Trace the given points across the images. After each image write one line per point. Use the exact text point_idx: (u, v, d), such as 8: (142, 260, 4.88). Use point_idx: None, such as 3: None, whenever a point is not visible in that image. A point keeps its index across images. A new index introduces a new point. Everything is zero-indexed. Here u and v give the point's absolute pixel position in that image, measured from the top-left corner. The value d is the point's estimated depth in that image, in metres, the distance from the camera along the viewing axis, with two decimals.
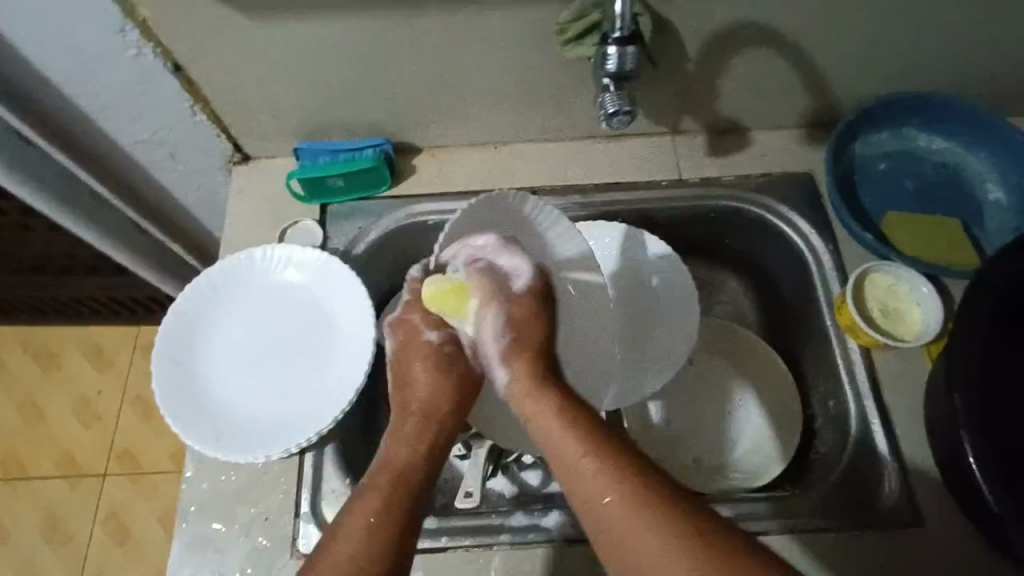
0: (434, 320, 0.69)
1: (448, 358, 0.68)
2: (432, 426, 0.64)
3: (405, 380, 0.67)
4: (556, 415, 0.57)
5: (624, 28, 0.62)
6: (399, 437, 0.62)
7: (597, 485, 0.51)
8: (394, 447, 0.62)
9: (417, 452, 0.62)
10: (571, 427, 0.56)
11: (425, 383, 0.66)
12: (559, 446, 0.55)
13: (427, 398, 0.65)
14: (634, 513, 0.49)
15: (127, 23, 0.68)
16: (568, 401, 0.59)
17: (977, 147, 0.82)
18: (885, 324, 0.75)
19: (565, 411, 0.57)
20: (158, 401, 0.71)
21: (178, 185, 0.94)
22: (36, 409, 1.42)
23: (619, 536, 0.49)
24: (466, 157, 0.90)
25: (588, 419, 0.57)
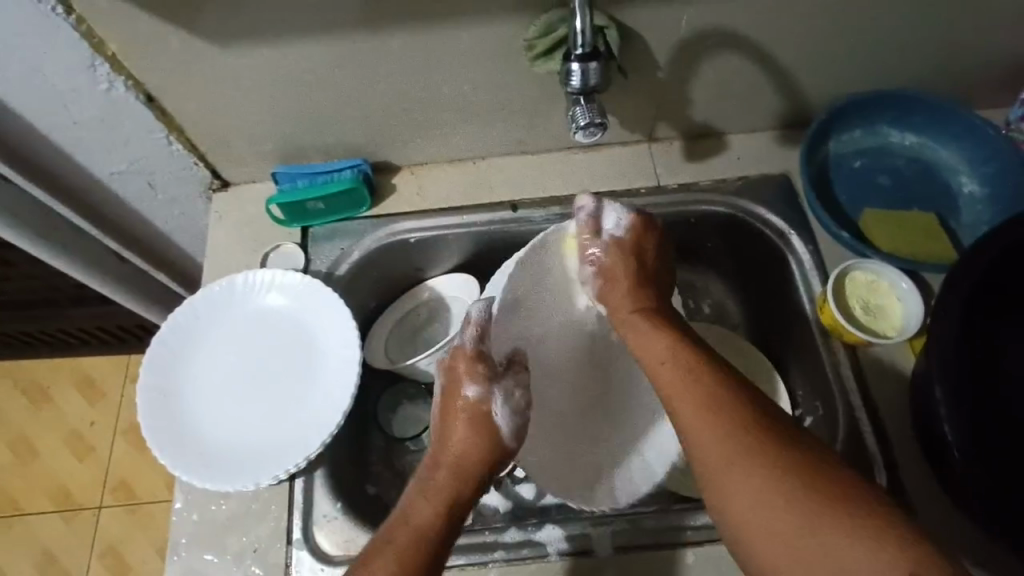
0: (481, 375, 0.58)
1: (487, 420, 0.56)
2: (461, 487, 0.52)
3: (443, 430, 0.57)
4: (677, 367, 0.52)
5: (584, 44, 0.53)
6: (428, 490, 0.52)
7: (714, 426, 0.47)
8: (416, 501, 0.51)
9: (440, 509, 0.50)
10: (696, 382, 0.50)
11: (460, 441, 0.55)
12: (683, 396, 0.49)
13: (464, 451, 0.55)
14: (751, 453, 0.44)
15: (98, 57, 0.60)
16: (688, 347, 0.53)
17: (944, 138, 0.72)
18: (866, 322, 0.64)
19: (685, 361, 0.52)
20: (143, 432, 0.61)
21: (156, 213, 0.81)
22: (28, 443, 1.25)
23: (739, 485, 0.44)
24: (446, 174, 0.77)
25: (717, 374, 0.50)
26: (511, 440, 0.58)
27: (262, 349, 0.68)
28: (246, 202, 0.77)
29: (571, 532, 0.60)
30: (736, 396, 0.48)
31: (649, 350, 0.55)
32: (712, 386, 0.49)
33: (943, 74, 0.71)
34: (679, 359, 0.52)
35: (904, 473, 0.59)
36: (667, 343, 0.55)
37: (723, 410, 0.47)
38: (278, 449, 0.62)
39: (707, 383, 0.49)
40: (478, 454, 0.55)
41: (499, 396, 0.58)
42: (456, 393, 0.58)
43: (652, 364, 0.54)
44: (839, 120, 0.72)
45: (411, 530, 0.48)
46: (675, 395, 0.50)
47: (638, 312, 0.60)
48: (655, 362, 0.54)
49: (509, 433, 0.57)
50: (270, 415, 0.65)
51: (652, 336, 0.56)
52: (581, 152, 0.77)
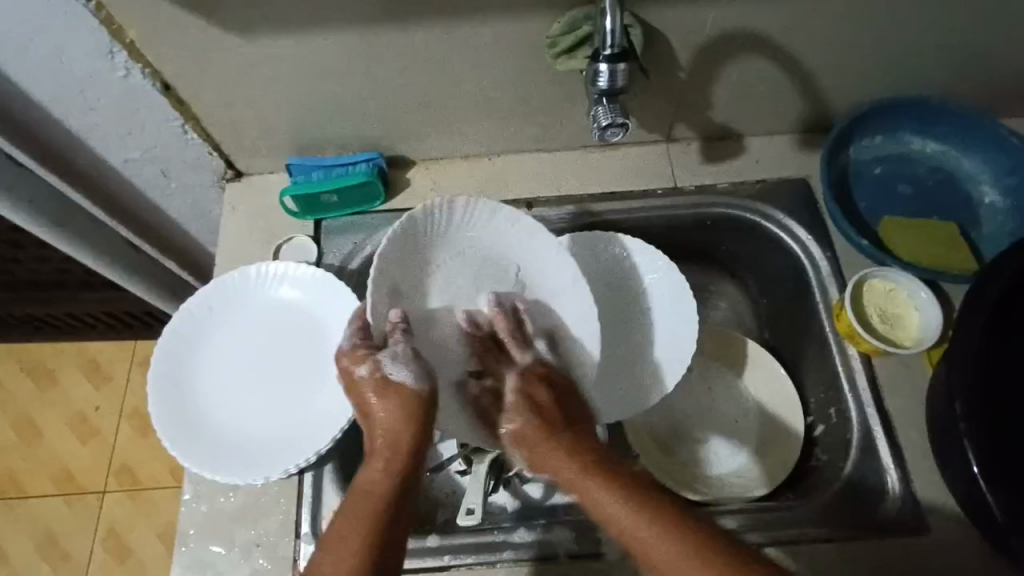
0: (360, 354, 0.55)
1: (386, 381, 0.54)
2: (402, 442, 0.52)
3: (359, 401, 0.54)
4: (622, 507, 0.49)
5: (614, 45, 0.52)
6: (369, 457, 0.52)
7: (673, 562, 0.45)
8: (368, 468, 0.51)
9: (386, 473, 0.50)
10: (650, 523, 0.47)
11: (382, 411, 0.53)
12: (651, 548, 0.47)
13: (392, 430, 0.52)
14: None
15: (116, 43, 0.59)
16: (620, 475, 0.51)
17: (967, 147, 0.71)
18: (883, 331, 0.64)
19: (624, 491, 0.50)
20: (155, 420, 0.61)
21: (169, 201, 0.81)
22: (32, 425, 1.26)
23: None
24: (460, 170, 0.77)
25: (658, 501, 0.49)
26: (422, 385, 0.54)
27: (273, 342, 0.68)
28: (260, 193, 0.76)
29: (579, 533, 0.60)
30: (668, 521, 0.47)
31: (569, 476, 0.52)
32: (644, 514, 0.48)
33: (970, 82, 0.70)
34: (607, 492, 0.50)
35: (919, 484, 0.58)
36: (575, 465, 0.52)
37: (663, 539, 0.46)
38: (288, 442, 0.62)
39: (632, 517, 0.48)
40: (393, 414, 0.53)
41: (386, 361, 0.54)
42: (354, 381, 0.54)
43: (585, 496, 0.51)
44: (861, 125, 0.71)
45: (363, 500, 0.49)
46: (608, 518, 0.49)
47: (534, 416, 0.56)
48: (588, 500, 0.51)
49: (411, 377, 0.54)
50: (278, 409, 0.64)
51: (568, 463, 0.53)
52: (598, 151, 0.77)
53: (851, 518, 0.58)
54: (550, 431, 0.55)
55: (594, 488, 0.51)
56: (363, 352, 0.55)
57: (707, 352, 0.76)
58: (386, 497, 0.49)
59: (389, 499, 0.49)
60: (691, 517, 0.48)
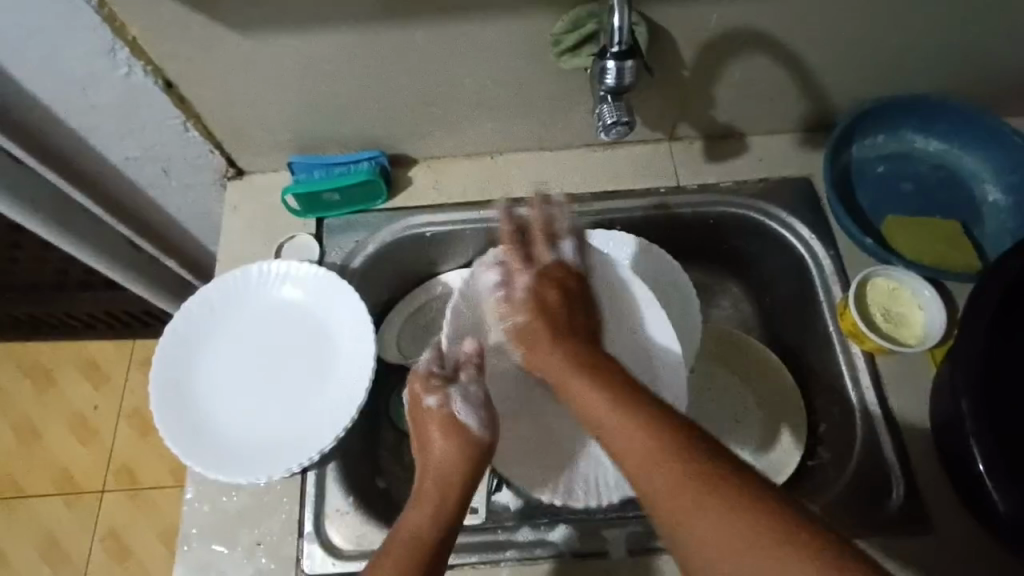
0: (434, 385, 0.57)
1: (454, 423, 0.55)
2: (451, 491, 0.52)
3: (421, 445, 0.55)
4: (626, 416, 0.46)
5: (621, 42, 0.52)
6: (416, 500, 0.52)
7: (665, 474, 0.42)
8: (411, 512, 0.51)
9: (429, 521, 0.50)
10: (646, 430, 0.44)
11: (439, 448, 0.54)
12: (639, 460, 0.44)
13: (445, 467, 0.53)
14: (698, 492, 0.40)
15: (118, 41, 0.59)
16: (626, 386, 0.48)
17: (970, 145, 0.71)
18: (886, 329, 0.64)
19: (631, 399, 0.47)
20: (157, 420, 0.60)
21: (170, 200, 0.80)
22: (32, 426, 1.25)
23: (702, 531, 0.40)
24: (462, 169, 0.76)
25: (660, 412, 0.46)
26: (484, 434, 0.56)
27: (275, 340, 0.67)
28: (261, 192, 0.76)
29: (583, 532, 0.60)
30: (677, 434, 0.44)
31: (582, 390, 0.50)
32: (656, 432, 0.44)
33: (973, 80, 0.70)
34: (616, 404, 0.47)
35: (922, 482, 0.59)
36: (592, 383, 0.50)
37: (667, 450, 0.43)
38: (291, 442, 0.62)
39: (644, 429, 0.45)
40: (448, 465, 0.53)
41: (463, 408, 0.56)
42: (432, 419, 0.55)
43: (593, 417, 0.48)
44: (863, 124, 0.71)
45: (398, 552, 0.48)
46: (613, 435, 0.46)
47: (553, 342, 0.54)
48: (588, 407, 0.48)
49: (478, 425, 0.55)
50: (281, 408, 0.64)
51: (584, 380, 0.50)
52: (600, 149, 0.77)
53: (856, 517, 0.58)
54: (550, 326, 0.55)
55: (604, 408, 0.47)
56: (437, 384, 0.57)
57: (708, 351, 0.76)
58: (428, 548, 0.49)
59: (428, 551, 0.49)
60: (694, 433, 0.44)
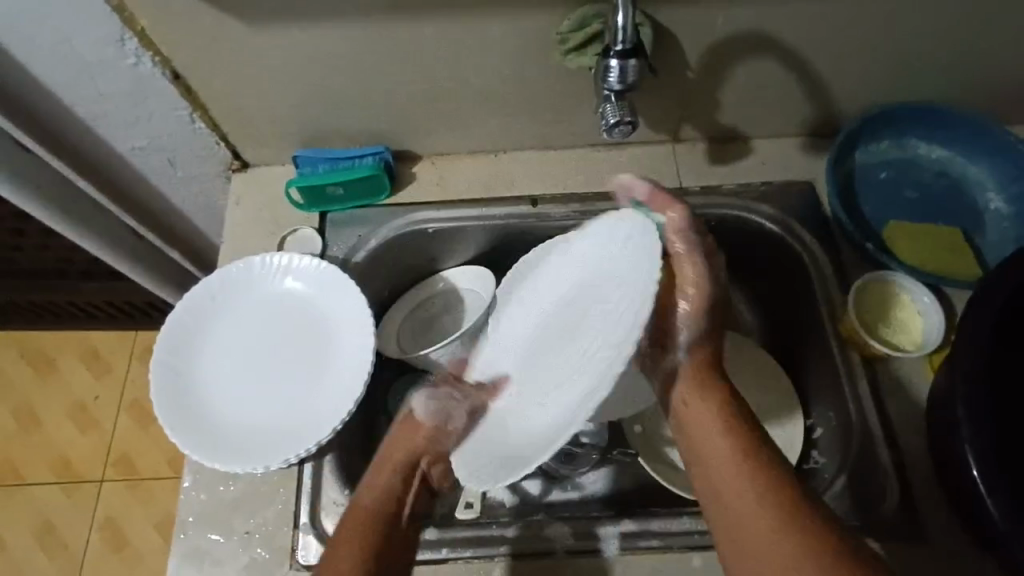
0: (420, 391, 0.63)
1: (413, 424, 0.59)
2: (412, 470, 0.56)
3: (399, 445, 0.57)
4: (726, 442, 0.48)
5: (625, 41, 0.53)
6: (375, 474, 0.56)
7: (770, 542, 0.42)
8: (366, 487, 0.55)
9: (393, 493, 0.54)
10: (749, 472, 0.46)
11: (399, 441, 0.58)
12: (736, 509, 0.45)
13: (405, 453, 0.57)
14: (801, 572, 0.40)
15: (127, 31, 0.59)
16: (745, 427, 0.49)
17: (973, 153, 0.71)
18: (882, 334, 0.64)
19: (735, 434, 0.48)
20: (157, 410, 0.61)
21: (174, 190, 0.81)
22: (32, 414, 1.26)
23: None
24: (466, 166, 0.77)
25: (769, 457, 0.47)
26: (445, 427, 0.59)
27: (276, 333, 0.68)
28: (266, 185, 0.76)
29: (579, 529, 0.59)
30: (794, 514, 0.43)
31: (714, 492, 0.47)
32: (778, 522, 0.42)
33: (977, 89, 0.70)
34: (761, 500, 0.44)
35: (916, 487, 0.59)
36: (739, 452, 0.47)
37: (786, 542, 0.41)
38: (289, 434, 0.62)
39: (767, 509, 0.43)
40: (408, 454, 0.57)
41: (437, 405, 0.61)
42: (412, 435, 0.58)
43: (711, 475, 0.48)
44: (866, 129, 0.72)
45: (359, 516, 0.52)
46: (727, 500, 0.46)
47: (718, 394, 0.52)
48: (712, 470, 0.48)
49: (435, 417, 0.60)
50: (281, 399, 0.65)
51: (710, 417, 0.50)
52: (604, 150, 0.77)
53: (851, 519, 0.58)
54: (727, 413, 0.50)
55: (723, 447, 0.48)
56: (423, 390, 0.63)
57: None
58: (391, 510, 0.53)
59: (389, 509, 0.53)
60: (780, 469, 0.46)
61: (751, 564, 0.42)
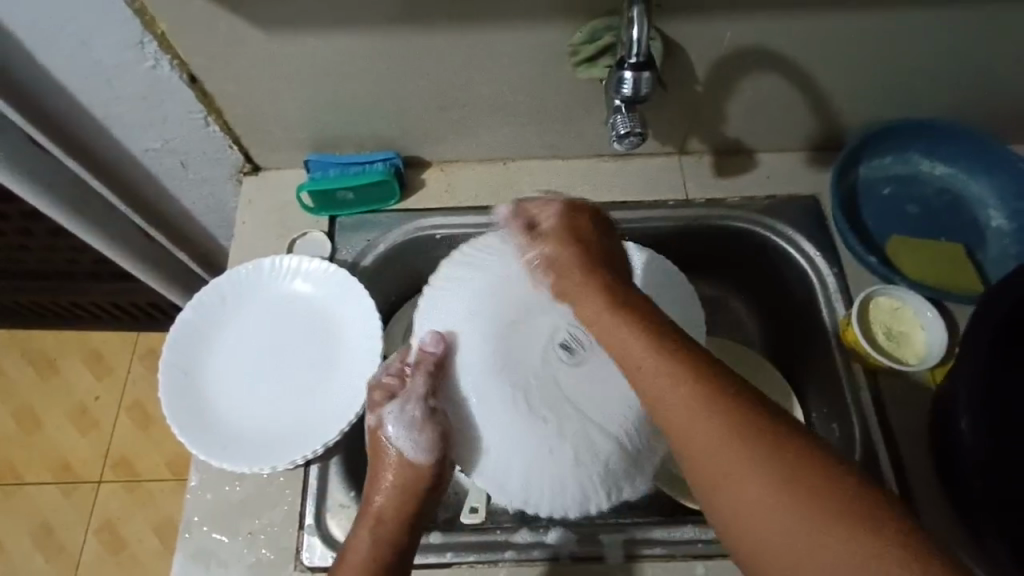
0: (374, 402, 0.60)
1: (380, 449, 0.59)
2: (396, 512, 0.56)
3: (375, 446, 0.59)
4: (652, 351, 0.47)
5: (639, 53, 0.53)
6: (362, 517, 0.56)
7: (694, 414, 0.44)
8: (356, 533, 0.55)
9: (377, 539, 0.54)
10: (677, 369, 0.46)
11: (387, 482, 0.57)
12: (677, 413, 0.45)
13: (387, 497, 0.56)
14: (716, 431, 0.43)
15: (147, 34, 0.60)
16: (659, 329, 0.49)
17: (975, 170, 0.72)
18: (888, 348, 0.64)
19: (657, 338, 0.48)
20: (166, 407, 0.61)
21: (185, 193, 0.82)
22: (33, 414, 1.26)
23: (757, 506, 0.40)
24: (475, 173, 0.78)
25: (692, 355, 0.47)
26: (423, 456, 0.57)
27: (283, 335, 0.68)
28: (276, 188, 0.77)
29: (582, 536, 0.60)
30: (718, 391, 0.44)
31: (658, 398, 0.46)
32: (695, 389, 0.44)
33: (980, 108, 0.71)
34: (690, 397, 0.44)
35: (919, 499, 0.59)
36: (604, 308, 0.52)
37: (689, 387, 0.45)
38: (295, 434, 0.62)
39: (665, 363, 0.46)
40: (382, 450, 0.59)
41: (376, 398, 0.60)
42: (376, 435, 0.60)
43: (629, 362, 0.49)
44: (871, 145, 0.73)
45: (374, 515, 0.56)
46: (651, 391, 0.47)
47: (600, 289, 0.53)
48: (609, 335, 0.51)
49: (410, 446, 0.57)
50: (287, 399, 0.65)
51: (629, 336, 0.49)
52: (611, 160, 0.78)
53: None
54: (638, 322, 0.50)
55: (652, 359, 0.47)
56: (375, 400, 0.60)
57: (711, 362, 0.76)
58: (406, 481, 0.57)
59: (380, 554, 0.54)
60: (712, 364, 0.46)
61: (689, 448, 0.44)
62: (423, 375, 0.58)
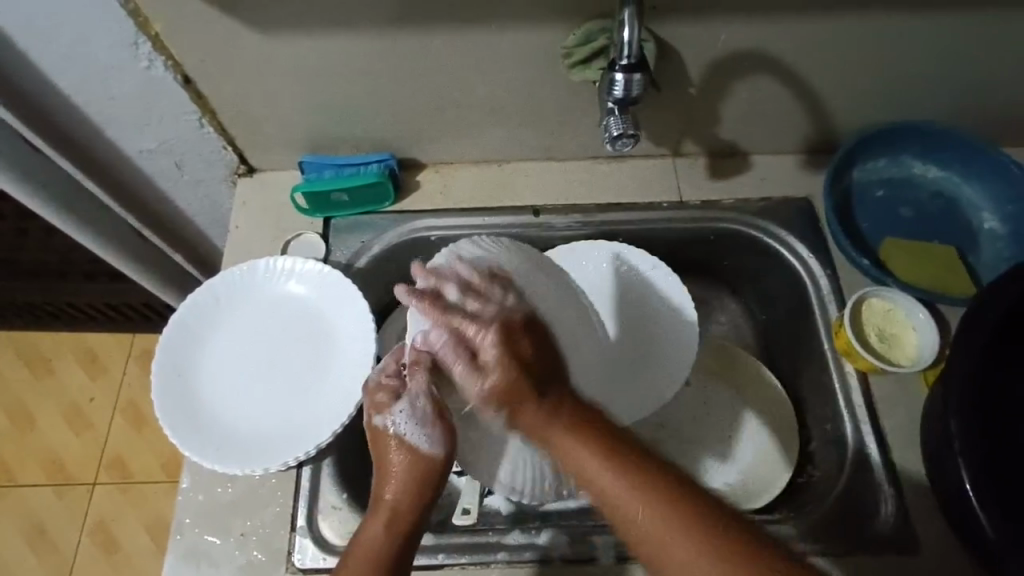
0: (376, 402, 0.54)
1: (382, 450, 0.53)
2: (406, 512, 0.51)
3: (375, 441, 0.53)
4: (593, 457, 0.46)
5: (631, 55, 0.54)
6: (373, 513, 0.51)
7: (654, 522, 0.43)
8: (367, 524, 0.51)
9: (386, 534, 0.50)
10: (621, 471, 0.45)
11: (396, 478, 0.52)
12: (637, 523, 0.44)
13: (401, 495, 0.51)
14: (675, 535, 0.43)
15: (141, 35, 0.60)
16: (595, 427, 0.48)
17: (968, 173, 0.72)
18: (880, 350, 0.64)
19: (593, 441, 0.47)
20: (158, 408, 0.61)
21: (179, 194, 0.82)
22: (26, 414, 1.26)
23: None
24: (469, 175, 0.78)
25: (634, 454, 0.46)
26: (437, 450, 0.52)
27: (277, 336, 0.68)
28: (271, 189, 0.77)
29: (574, 538, 0.60)
30: (663, 485, 0.44)
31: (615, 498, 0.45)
32: (639, 490, 0.44)
33: (973, 111, 0.72)
34: (640, 497, 0.44)
35: (911, 501, 0.59)
36: (544, 409, 0.48)
37: (632, 499, 0.44)
38: (288, 436, 0.62)
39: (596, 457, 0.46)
40: (382, 443, 0.53)
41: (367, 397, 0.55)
42: (378, 435, 0.53)
43: (581, 472, 0.46)
44: (865, 148, 0.73)
45: (385, 513, 0.51)
46: (604, 494, 0.45)
47: (529, 374, 0.48)
48: (569, 460, 0.47)
49: (421, 441, 0.52)
50: (280, 400, 0.65)
51: (579, 447, 0.47)
52: (605, 162, 0.78)
53: (845, 535, 0.58)
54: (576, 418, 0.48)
55: (593, 465, 0.46)
56: (376, 402, 0.54)
57: (704, 364, 0.76)
58: (421, 471, 0.52)
59: (393, 551, 0.50)
60: (645, 459, 0.46)
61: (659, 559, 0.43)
62: (421, 373, 0.50)
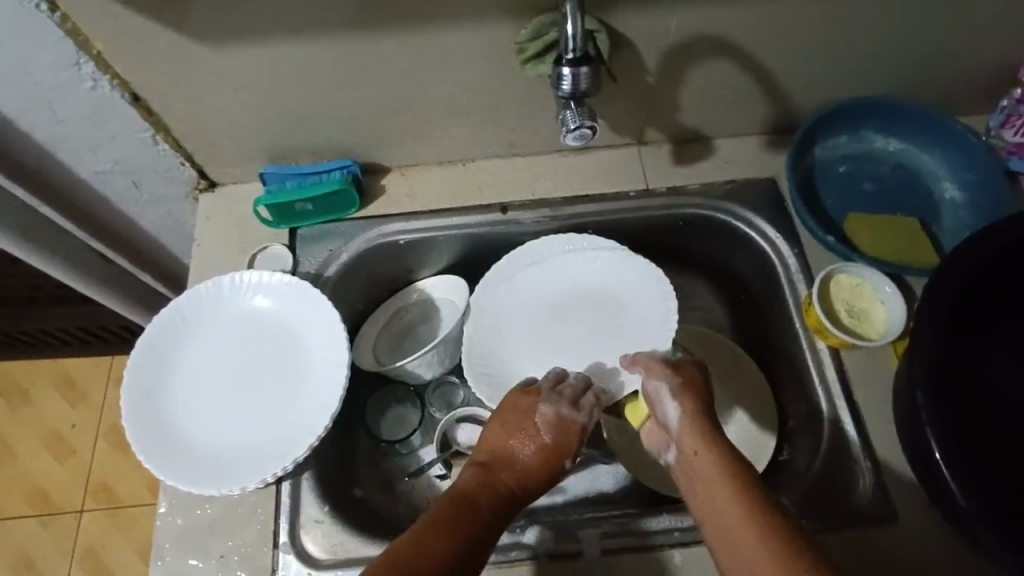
0: (570, 434, 0.58)
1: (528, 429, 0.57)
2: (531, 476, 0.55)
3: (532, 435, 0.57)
4: (713, 464, 0.50)
5: (575, 49, 0.54)
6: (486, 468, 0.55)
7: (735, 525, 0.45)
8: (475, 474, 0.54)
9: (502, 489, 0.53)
10: (731, 478, 0.48)
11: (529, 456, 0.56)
12: (724, 527, 0.46)
13: (530, 466, 0.55)
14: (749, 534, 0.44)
15: (82, 55, 0.59)
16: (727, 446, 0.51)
17: (926, 144, 0.73)
18: (850, 325, 0.65)
19: (721, 454, 0.50)
20: (129, 433, 0.60)
21: (141, 213, 0.80)
22: (5, 444, 1.23)
23: None
24: (434, 175, 0.77)
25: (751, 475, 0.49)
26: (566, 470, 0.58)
27: (249, 352, 0.67)
28: (234, 202, 0.76)
29: (558, 531, 0.60)
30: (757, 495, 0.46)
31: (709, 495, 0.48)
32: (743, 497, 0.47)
33: (927, 82, 0.72)
34: (736, 502, 0.46)
35: (886, 472, 0.60)
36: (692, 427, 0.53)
37: (743, 512, 0.45)
38: (265, 452, 0.61)
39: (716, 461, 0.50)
40: (557, 448, 0.57)
41: (557, 416, 0.58)
42: (548, 445, 0.56)
43: (696, 478, 0.50)
44: (824, 125, 0.73)
45: (508, 471, 0.55)
46: (708, 494, 0.49)
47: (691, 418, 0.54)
48: (687, 464, 0.52)
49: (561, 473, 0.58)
50: (256, 417, 0.64)
51: (707, 456, 0.51)
52: (570, 155, 0.78)
53: (825, 510, 0.59)
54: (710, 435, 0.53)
55: (710, 468, 0.50)
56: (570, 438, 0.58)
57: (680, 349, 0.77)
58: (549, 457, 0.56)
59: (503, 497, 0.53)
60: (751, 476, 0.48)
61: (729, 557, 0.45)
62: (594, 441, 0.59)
